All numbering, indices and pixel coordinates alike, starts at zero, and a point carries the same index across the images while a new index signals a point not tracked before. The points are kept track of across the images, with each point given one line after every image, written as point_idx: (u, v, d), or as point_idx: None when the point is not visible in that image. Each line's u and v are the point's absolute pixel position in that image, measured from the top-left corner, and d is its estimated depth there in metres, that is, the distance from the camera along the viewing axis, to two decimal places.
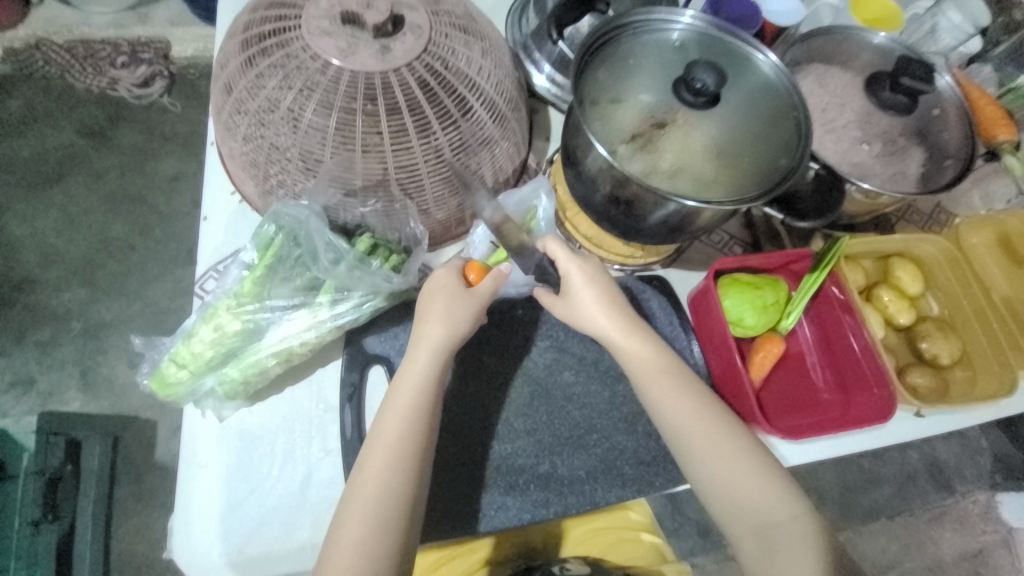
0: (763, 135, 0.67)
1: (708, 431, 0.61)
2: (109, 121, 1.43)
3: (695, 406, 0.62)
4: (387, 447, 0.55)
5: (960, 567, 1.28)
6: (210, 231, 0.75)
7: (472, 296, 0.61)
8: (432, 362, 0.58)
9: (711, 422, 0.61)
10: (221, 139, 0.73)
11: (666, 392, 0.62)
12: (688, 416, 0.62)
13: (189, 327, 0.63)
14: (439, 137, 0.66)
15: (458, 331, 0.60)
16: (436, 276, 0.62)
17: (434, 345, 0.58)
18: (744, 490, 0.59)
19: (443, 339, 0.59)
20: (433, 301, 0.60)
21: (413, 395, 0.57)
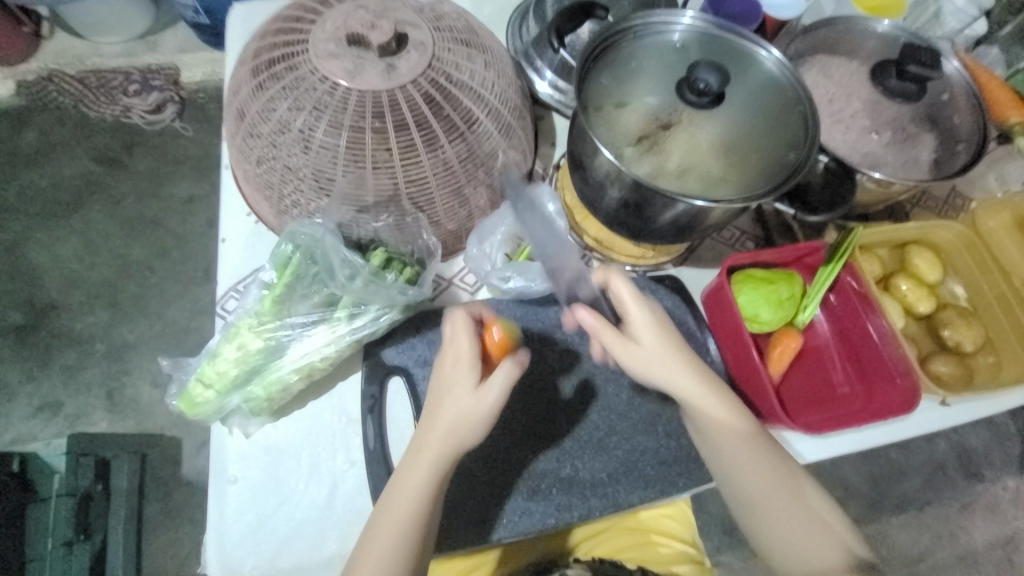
0: (769, 130, 0.67)
1: (747, 454, 0.60)
2: (124, 148, 1.48)
3: (735, 429, 0.61)
4: (395, 518, 0.54)
5: (992, 557, 1.26)
6: (228, 252, 0.77)
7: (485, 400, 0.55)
8: (443, 440, 0.55)
9: (750, 447, 0.61)
10: (235, 162, 0.76)
11: (708, 418, 0.61)
12: (728, 439, 0.61)
13: (213, 347, 0.65)
14: (446, 150, 0.68)
15: (473, 428, 0.55)
16: (468, 341, 0.57)
17: (453, 425, 0.55)
18: (778, 515, 0.60)
19: (466, 423, 0.55)
20: (462, 375, 0.56)
21: (428, 473, 0.55)
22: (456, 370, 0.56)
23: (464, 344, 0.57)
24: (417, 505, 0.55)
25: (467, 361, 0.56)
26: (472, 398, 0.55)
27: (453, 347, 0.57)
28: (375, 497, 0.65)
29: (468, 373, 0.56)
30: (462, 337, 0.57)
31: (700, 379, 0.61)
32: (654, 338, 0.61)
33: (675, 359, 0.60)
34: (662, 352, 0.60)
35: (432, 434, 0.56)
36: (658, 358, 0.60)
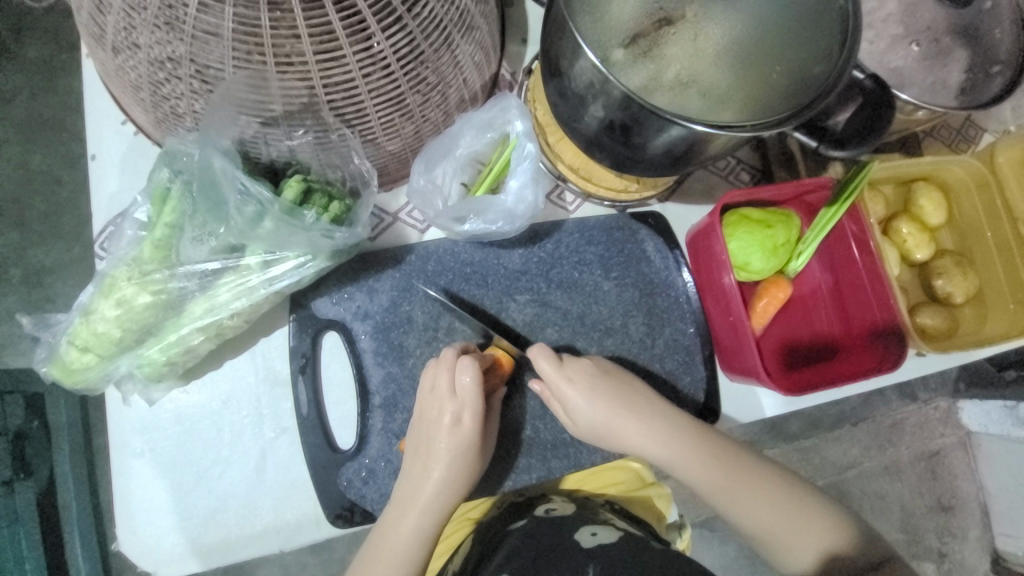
0: (802, 32, 0.51)
1: (682, 452, 0.62)
2: (9, 31, 1.13)
3: (662, 437, 0.62)
4: (385, 566, 0.54)
5: (915, 467, 1.30)
6: (102, 172, 0.60)
7: (487, 450, 0.59)
8: (439, 497, 0.56)
9: (684, 445, 0.62)
10: (91, 48, 0.56)
11: (634, 438, 0.62)
12: (660, 450, 0.62)
13: (87, 302, 0.52)
14: (380, 43, 0.50)
15: (467, 476, 0.57)
16: (473, 404, 0.56)
17: (448, 479, 0.56)
18: (731, 499, 0.61)
19: (467, 469, 0.57)
20: (463, 435, 0.56)
21: (418, 523, 0.55)
22: (459, 431, 0.56)
23: (470, 409, 0.56)
24: (409, 559, 0.54)
25: (469, 420, 0.56)
26: (478, 457, 0.58)
27: (460, 416, 0.56)
28: (312, 467, 0.58)
29: (471, 437, 0.57)
30: (464, 398, 0.56)
31: (616, 403, 0.61)
32: (588, 393, 0.61)
33: (596, 395, 0.61)
34: (583, 390, 0.60)
35: (425, 490, 0.56)
36: (585, 398, 0.61)
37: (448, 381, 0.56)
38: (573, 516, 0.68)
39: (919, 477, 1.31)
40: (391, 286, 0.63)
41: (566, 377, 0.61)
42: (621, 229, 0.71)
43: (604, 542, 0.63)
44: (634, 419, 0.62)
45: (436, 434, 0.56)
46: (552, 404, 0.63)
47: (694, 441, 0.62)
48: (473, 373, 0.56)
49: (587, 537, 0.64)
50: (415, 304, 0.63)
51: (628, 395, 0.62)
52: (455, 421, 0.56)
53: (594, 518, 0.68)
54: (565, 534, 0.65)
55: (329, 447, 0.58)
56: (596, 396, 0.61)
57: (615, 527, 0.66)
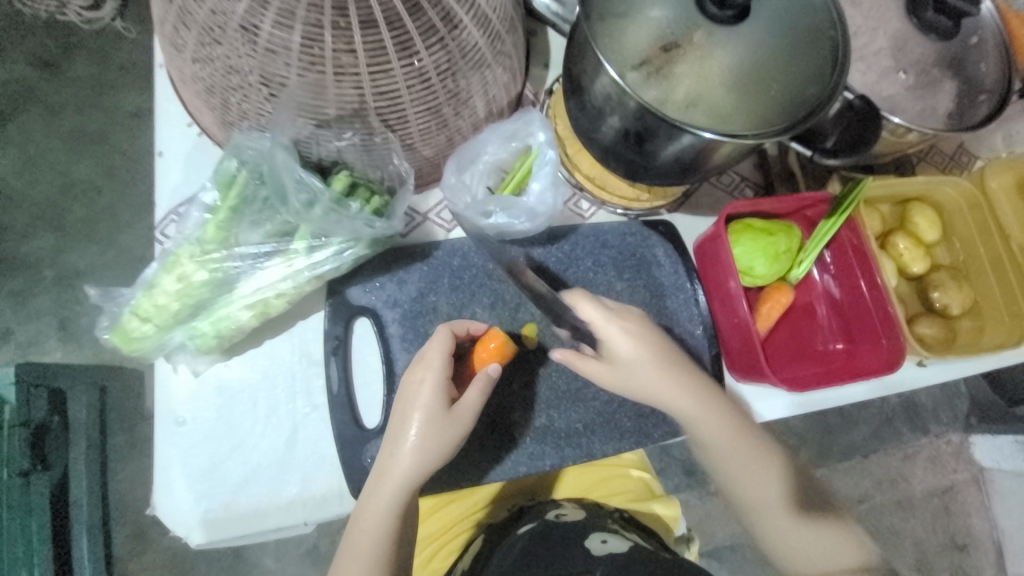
0: (794, 59, 0.59)
1: (722, 431, 0.65)
2: (60, 50, 1.27)
3: (704, 410, 0.65)
4: (371, 532, 0.56)
5: (929, 503, 1.33)
6: (167, 167, 0.67)
7: (457, 423, 0.58)
8: (414, 465, 0.56)
9: (726, 427, 0.65)
10: (170, 59, 0.64)
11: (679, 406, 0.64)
12: (700, 422, 0.64)
13: (150, 277, 0.57)
14: (423, 58, 0.57)
15: (437, 440, 0.57)
16: (438, 365, 0.59)
17: (422, 451, 0.57)
18: (750, 478, 0.66)
19: (433, 441, 0.57)
20: (430, 396, 0.58)
21: (396, 492, 0.56)
22: (423, 394, 0.58)
23: (432, 371, 0.59)
24: (385, 522, 0.56)
25: (433, 384, 0.59)
26: (445, 424, 0.58)
27: (418, 376, 0.59)
28: (339, 443, 0.61)
29: (434, 403, 0.58)
30: (431, 359, 0.59)
31: (665, 373, 0.64)
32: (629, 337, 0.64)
33: (647, 358, 0.64)
34: (636, 354, 0.64)
35: (398, 459, 0.57)
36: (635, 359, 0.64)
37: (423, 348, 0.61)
38: (583, 524, 0.71)
39: (932, 514, 1.33)
40: (419, 277, 0.68)
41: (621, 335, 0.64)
42: (632, 234, 0.76)
43: (614, 550, 0.64)
44: (683, 386, 0.64)
45: (409, 401, 0.58)
46: (586, 365, 0.64)
47: (734, 421, 0.66)
48: (443, 342, 0.60)
49: (597, 543, 0.66)
50: (441, 295, 0.68)
51: (680, 365, 0.65)
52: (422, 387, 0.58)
53: (602, 527, 0.70)
54: (577, 542, 0.66)
55: (357, 424, 0.62)
56: (647, 358, 0.64)
57: (625, 537, 0.68)
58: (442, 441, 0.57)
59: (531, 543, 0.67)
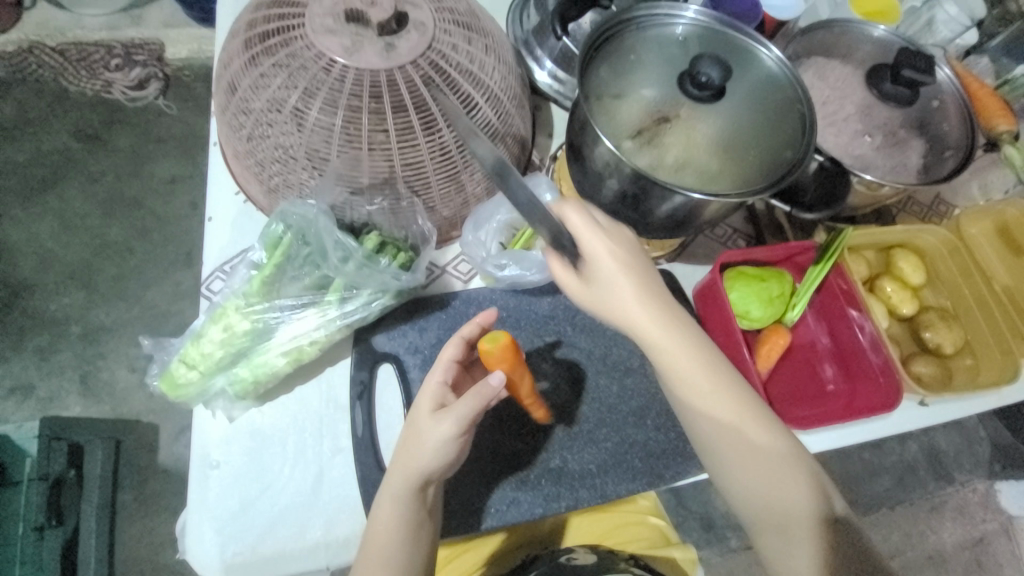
0: (768, 127, 0.67)
1: (757, 443, 0.59)
2: (102, 124, 1.42)
3: (736, 411, 0.59)
4: (380, 538, 0.56)
5: (961, 557, 1.28)
6: (216, 231, 0.75)
7: (452, 415, 0.56)
8: (420, 461, 0.56)
9: (765, 441, 0.59)
10: (225, 139, 0.74)
11: (703, 398, 0.59)
12: (707, 405, 0.59)
13: (198, 328, 0.63)
14: (444, 134, 0.66)
15: (433, 435, 0.56)
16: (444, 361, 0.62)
17: (436, 449, 0.56)
18: (754, 474, 0.59)
19: (433, 436, 0.56)
20: (434, 391, 0.60)
21: (404, 491, 0.56)
22: (426, 391, 0.60)
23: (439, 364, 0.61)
24: (396, 517, 0.56)
25: (434, 383, 0.60)
26: (432, 417, 0.57)
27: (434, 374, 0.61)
28: (362, 485, 0.64)
29: (436, 398, 0.59)
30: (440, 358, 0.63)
31: (689, 353, 0.59)
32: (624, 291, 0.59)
33: (665, 331, 0.60)
34: (656, 327, 0.59)
35: (408, 455, 0.57)
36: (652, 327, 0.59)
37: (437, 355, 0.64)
38: (592, 566, 0.70)
39: (967, 568, 1.28)
40: (439, 325, 0.74)
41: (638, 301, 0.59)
42: None
43: None
44: (705, 370, 0.60)
45: (419, 401, 0.60)
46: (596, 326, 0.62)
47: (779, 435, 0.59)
48: (455, 347, 0.63)
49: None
50: None
51: (691, 335, 0.60)
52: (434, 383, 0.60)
53: (612, 569, 0.70)
54: None
55: (380, 466, 0.65)
56: (665, 330, 0.59)
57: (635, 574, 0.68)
58: (444, 435, 0.56)
59: None
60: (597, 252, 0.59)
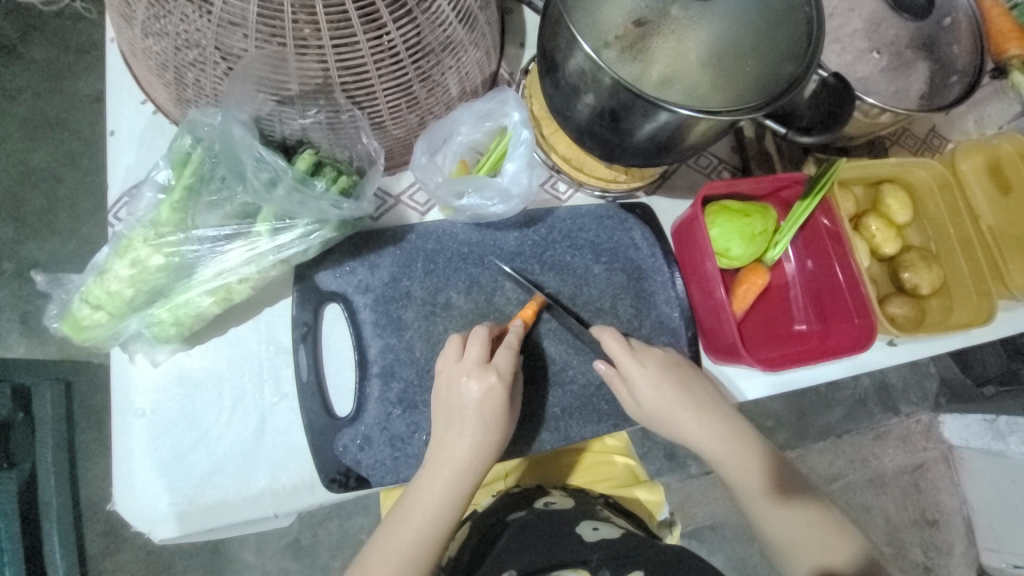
0: (770, 35, 0.58)
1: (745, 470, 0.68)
2: (16, 32, 1.20)
3: (720, 425, 0.67)
4: (411, 536, 0.57)
5: (900, 480, 1.38)
6: (120, 148, 0.63)
7: (512, 418, 0.61)
8: (471, 462, 0.58)
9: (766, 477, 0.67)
10: (120, 31, 0.60)
11: (692, 428, 0.67)
12: (719, 453, 0.68)
13: (102, 262, 0.54)
14: (391, 33, 0.54)
15: (499, 435, 0.60)
16: (504, 368, 0.60)
17: (484, 442, 0.59)
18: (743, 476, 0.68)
19: (497, 431, 0.59)
20: (493, 396, 0.59)
21: (452, 484, 0.58)
22: (488, 397, 0.59)
23: (501, 374, 0.60)
24: (434, 517, 0.57)
25: (500, 388, 0.60)
26: (506, 421, 0.60)
27: (491, 382, 0.59)
28: (309, 432, 0.60)
29: (497, 404, 0.59)
30: (498, 363, 0.60)
31: (681, 391, 0.66)
32: (649, 378, 0.65)
33: (661, 377, 0.66)
34: (651, 373, 0.65)
35: (459, 449, 0.58)
36: (652, 378, 0.65)
37: (480, 353, 0.60)
38: (574, 510, 0.71)
39: (903, 491, 1.37)
40: (392, 262, 0.66)
41: (633, 356, 0.66)
42: (610, 217, 0.75)
43: (606, 537, 0.65)
44: (687, 396, 0.66)
45: (469, 400, 0.59)
46: (616, 385, 0.67)
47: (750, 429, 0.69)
48: (507, 352, 0.61)
49: (589, 530, 0.66)
50: (414, 279, 0.66)
51: (709, 408, 0.67)
52: (484, 390, 0.59)
53: (594, 514, 0.70)
54: (567, 527, 0.67)
55: (327, 413, 0.60)
56: (663, 380, 0.65)
57: (616, 524, 0.68)
58: (495, 436, 0.59)
59: (523, 532, 0.67)
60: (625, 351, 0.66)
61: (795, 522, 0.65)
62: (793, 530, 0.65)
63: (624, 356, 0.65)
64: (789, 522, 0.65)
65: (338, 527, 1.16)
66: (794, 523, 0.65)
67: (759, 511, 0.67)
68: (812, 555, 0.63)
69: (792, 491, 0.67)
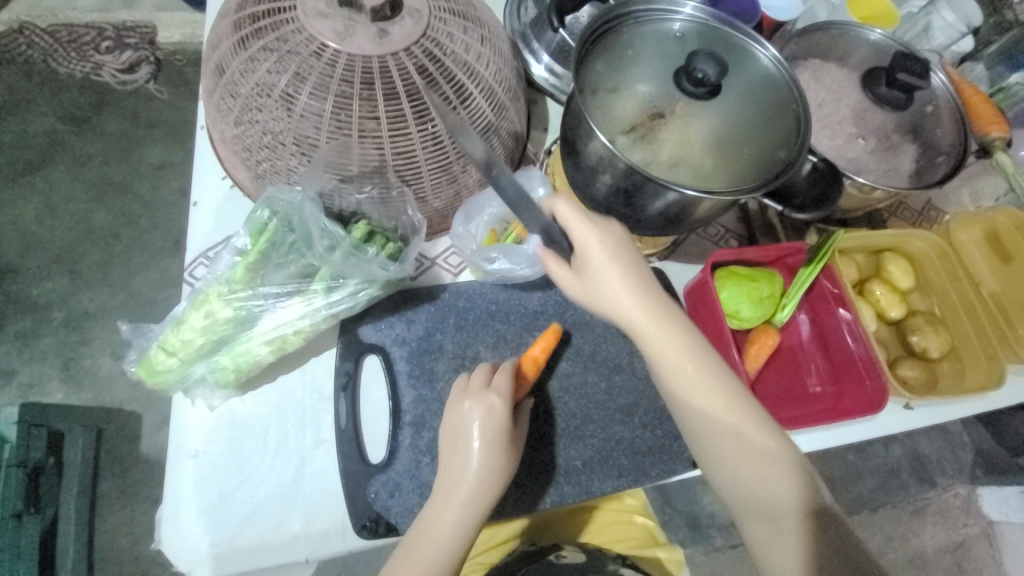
0: (763, 126, 0.67)
1: (747, 452, 0.57)
2: (91, 107, 1.39)
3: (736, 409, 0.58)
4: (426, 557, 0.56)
5: (940, 559, 1.30)
6: (200, 215, 0.74)
7: (517, 446, 0.63)
8: (481, 487, 0.59)
9: (766, 459, 0.57)
10: (212, 121, 0.72)
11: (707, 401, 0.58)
12: (709, 408, 0.58)
13: (179, 314, 0.62)
14: (436, 123, 0.64)
15: (505, 462, 0.60)
16: (505, 392, 0.63)
17: (488, 470, 0.59)
18: (742, 464, 0.58)
19: (502, 457, 0.60)
20: (496, 419, 0.61)
21: (459, 523, 0.58)
22: (493, 418, 0.61)
23: (501, 397, 0.62)
24: (451, 544, 0.57)
25: (502, 410, 0.62)
26: (512, 447, 0.61)
27: (490, 403, 0.62)
28: (344, 477, 0.63)
29: (503, 427, 0.61)
30: (498, 386, 0.63)
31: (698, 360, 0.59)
32: (627, 292, 0.59)
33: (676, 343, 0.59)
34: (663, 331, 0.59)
35: (464, 479, 0.59)
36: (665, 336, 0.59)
37: (483, 378, 0.64)
38: (582, 566, 0.72)
39: (945, 572, 1.29)
40: (427, 318, 0.73)
41: (612, 263, 0.60)
42: None
43: None
44: (704, 362, 0.59)
45: (470, 425, 0.61)
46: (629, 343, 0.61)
47: (778, 431, 0.59)
48: (506, 378, 0.64)
49: None
50: (446, 335, 0.72)
51: (698, 346, 0.59)
52: (489, 411, 0.61)
53: (600, 571, 0.72)
54: None
55: (362, 459, 0.64)
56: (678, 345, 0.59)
57: None
58: (499, 464, 0.60)
59: None
60: (602, 255, 0.59)
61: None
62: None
63: (600, 253, 0.60)
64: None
65: None
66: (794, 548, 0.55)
67: (785, 568, 0.56)
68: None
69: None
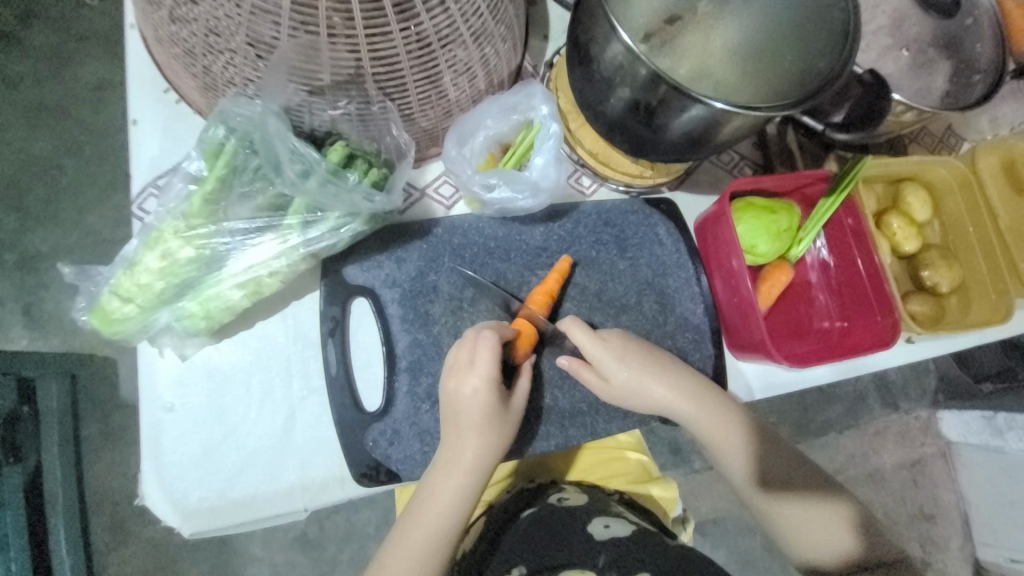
0: (807, 27, 0.56)
1: (731, 449, 0.67)
2: (14, 17, 1.17)
3: (697, 404, 0.66)
4: (427, 524, 0.57)
5: (898, 476, 1.39)
6: (144, 137, 0.63)
7: (511, 412, 0.60)
8: (481, 454, 0.58)
9: (744, 448, 0.67)
10: (144, 17, 0.58)
11: (664, 399, 0.65)
12: (699, 420, 0.66)
13: (131, 254, 0.54)
14: (422, 22, 0.52)
15: (501, 434, 0.59)
16: (490, 371, 0.58)
17: (484, 441, 0.58)
18: (730, 456, 0.67)
19: (496, 427, 0.59)
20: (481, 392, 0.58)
21: (464, 478, 0.58)
22: (479, 399, 0.58)
23: (485, 376, 0.58)
24: (452, 510, 0.57)
25: (487, 387, 0.58)
26: (502, 414, 0.59)
27: (475, 383, 0.58)
28: (338, 428, 0.59)
29: (491, 403, 0.58)
30: (480, 367, 0.58)
31: (648, 365, 0.65)
32: (612, 351, 0.64)
33: (625, 356, 0.65)
34: (616, 349, 0.64)
35: (461, 447, 0.58)
36: (619, 356, 0.64)
37: (469, 353, 0.59)
38: (586, 506, 0.71)
39: (902, 486, 1.39)
40: (418, 256, 0.66)
41: (597, 340, 0.65)
42: (636, 212, 0.74)
43: (617, 534, 0.65)
44: (685, 390, 0.66)
45: (463, 398, 0.58)
46: (585, 375, 0.65)
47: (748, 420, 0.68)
48: (490, 354, 0.58)
49: (600, 528, 0.66)
50: (441, 274, 0.66)
51: (681, 376, 0.66)
52: (473, 391, 0.58)
53: (605, 511, 0.70)
54: (578, 526, 0.67)
55: (356, 407, 0.60)
56: (627, 356, 0.64)
57: (628, 520, 0.68)
58: (494, 437, 0.59)
59: (533, 530, 0.67)
60: (586, 330, 0.65)
61: (795, 513, 0.65)
62: (785, 517, 0.65)
63: (593, 342, 0.64)
64: (783, 504, 0.65)
65: (345, 521, 1.14)
66: (799, 510, 0.65)
67: (793, 534, 0.65)
68: (802, 540, 0.64)
69: (781, 483, 0.66)
